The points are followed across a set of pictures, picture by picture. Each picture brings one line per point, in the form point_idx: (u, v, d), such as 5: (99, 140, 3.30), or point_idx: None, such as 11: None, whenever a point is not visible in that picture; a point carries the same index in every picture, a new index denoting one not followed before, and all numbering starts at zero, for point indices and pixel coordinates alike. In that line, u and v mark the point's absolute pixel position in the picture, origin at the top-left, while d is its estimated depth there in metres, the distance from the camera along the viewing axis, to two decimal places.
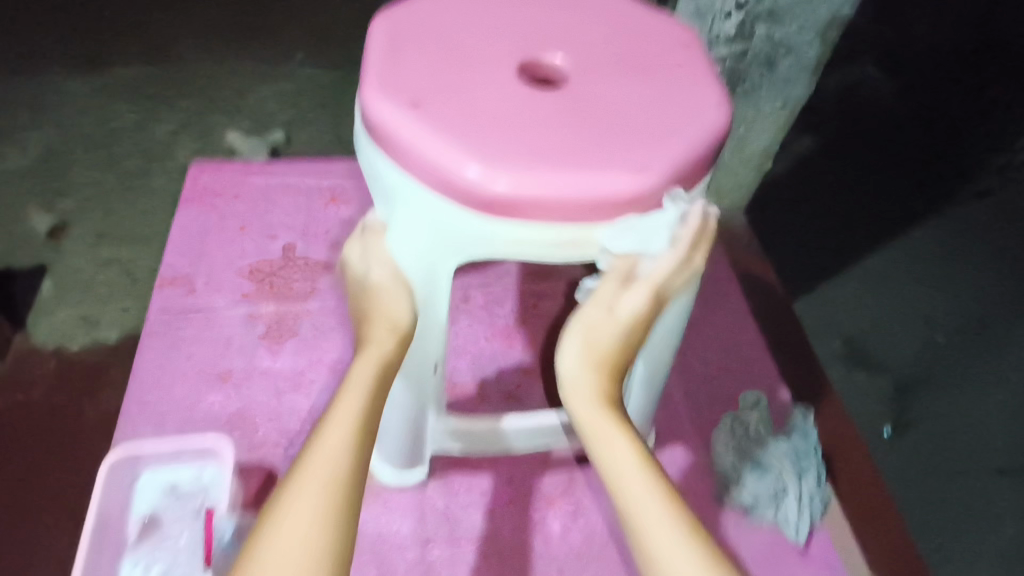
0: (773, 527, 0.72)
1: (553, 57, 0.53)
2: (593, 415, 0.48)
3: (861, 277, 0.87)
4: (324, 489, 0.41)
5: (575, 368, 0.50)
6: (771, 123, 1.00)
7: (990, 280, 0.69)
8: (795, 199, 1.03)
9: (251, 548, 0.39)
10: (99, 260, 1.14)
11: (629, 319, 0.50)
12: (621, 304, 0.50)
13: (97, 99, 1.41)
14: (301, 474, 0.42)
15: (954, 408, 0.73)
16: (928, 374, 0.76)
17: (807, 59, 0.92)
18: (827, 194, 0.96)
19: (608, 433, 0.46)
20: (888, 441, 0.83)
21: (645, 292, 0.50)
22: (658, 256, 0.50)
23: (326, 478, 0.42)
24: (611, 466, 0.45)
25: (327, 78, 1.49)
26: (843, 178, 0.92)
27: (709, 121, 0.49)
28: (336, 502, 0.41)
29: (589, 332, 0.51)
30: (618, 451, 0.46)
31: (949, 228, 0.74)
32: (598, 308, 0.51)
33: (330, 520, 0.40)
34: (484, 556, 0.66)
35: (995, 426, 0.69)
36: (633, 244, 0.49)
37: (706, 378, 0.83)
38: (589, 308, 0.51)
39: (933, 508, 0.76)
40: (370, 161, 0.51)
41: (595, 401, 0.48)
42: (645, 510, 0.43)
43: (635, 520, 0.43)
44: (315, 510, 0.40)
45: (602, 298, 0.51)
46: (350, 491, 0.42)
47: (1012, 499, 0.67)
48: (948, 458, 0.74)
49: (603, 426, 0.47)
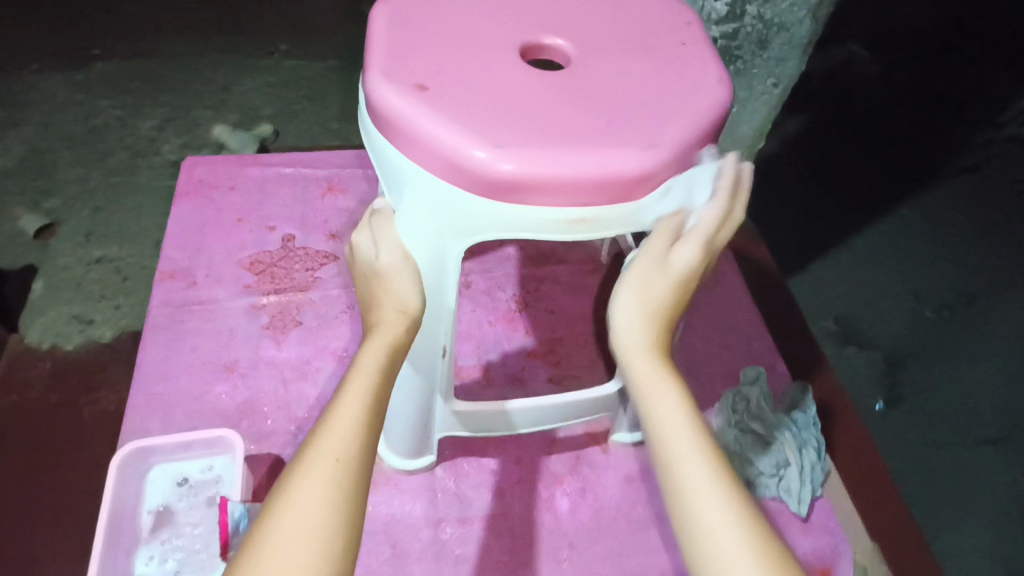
0: (776, 499, 0.73)
1: (554, 40, 0.54)
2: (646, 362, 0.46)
3: (851, 255, 0.95)
4: (333, 475, 0.40)
5: (629, 318, 0.48)
6: (764, 103, 1.04)
7: (1010, 251, 0.75)
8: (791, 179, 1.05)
9: (255, 536, 0.38)
10: (90, 258, 1.13)
11: (683, 273, 0.50)
12: (674, 257, 0.50)
13: (79, 96, 1.39)
14: (309, 459, 0.41)
15: (944, 376, 0.82)
16: (920, 345, 0.85)
17: (800, 38, 0.93)
18: (811, 180, 1.01)
19: (659, 383, 0.45)
20: (881, 413, 0.91)
21: (694, 246, 0.50)
22: (702, 211, 0.51)
23: (334, 463, 0.41)
24: (660, 413, 0.44)
25: (312, 69, 1.48)
26: (825, 159, 0.98)
27: (712, 99, 0.50)
28: (345, 488, 0.40)
29: (640, 290, 0.49)
30: (671, 401, 0.44)
31: (960, 196, 0.80)
32: (650, 266, 0.50)
33: (338, 507, 0.39)
34: (496, 533, 0.68)
35: (991, 390, 0.77)
36: (681, 197, 0.50)
37: (707, 355, 0.85)
38: (638, 264, 0.50)
39: (920, 477, 0.85)
40: (376, 146, 0.51)
41: (649, 350, 0.47)
42: (690, 475, 0.41)
43: (677, 483, 0.41)
44: (323, 497, 0.39)
45: (651, 255, 0.50)
46: (358, 478, 0.41)
47: (999, 465, 0.76)
48: (941, 430, 0.82)
49: (657, 374, 0.46)
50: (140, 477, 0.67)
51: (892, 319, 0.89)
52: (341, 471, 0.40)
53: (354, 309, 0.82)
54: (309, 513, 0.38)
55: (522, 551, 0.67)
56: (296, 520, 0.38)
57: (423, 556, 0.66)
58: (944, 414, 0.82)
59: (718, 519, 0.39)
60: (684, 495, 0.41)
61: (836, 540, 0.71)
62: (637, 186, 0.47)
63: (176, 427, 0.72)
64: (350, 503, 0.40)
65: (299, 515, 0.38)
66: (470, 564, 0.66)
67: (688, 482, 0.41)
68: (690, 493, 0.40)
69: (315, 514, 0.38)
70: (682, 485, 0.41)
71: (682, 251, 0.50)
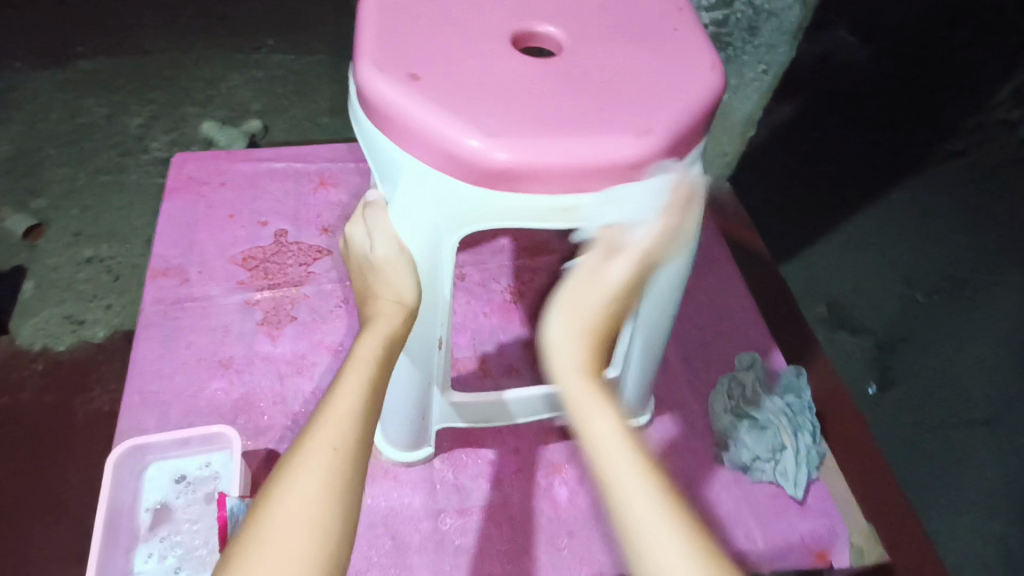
0: (773, 483, 0.74)
1: (546, 28, 0.53)
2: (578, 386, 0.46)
3: (846, 239, 0.97)
4: (330, 463, 0.40)
5: (560, 339, 0.49)
6: (754, 91, 1.04)
7: (979, 240, 0.87)
8: (782, 169, 1.06)
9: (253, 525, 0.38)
10: (80, 258, 1.12)
11: (615, 287, 0.50)
12: (603, 274, 0.50)
13: (65, 94, 1.37)
14: (305, 448, 0.41)
15: (938, 359, 0.86)
16: (909, 328, 0.89)
17: (790, 22, 0.95)
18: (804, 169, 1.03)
19: (590, 406, 0.45)
20: (875, 396, 0.91)
21: (629, 261, 0.50)
22: (646, 223, 0.50)
23: (332, 452, 0.40)
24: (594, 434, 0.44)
25: (300, 63, 1.47)
26: (820, 147, 1.01)
27: (704, 84, 0.50)
28: (343, 477, 0.40)
29: (570, 311, 0.49)
30: (603, 423, 0.44)
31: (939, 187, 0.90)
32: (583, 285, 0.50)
33: (336, 495, 0.39)
34: (496, 523, 0.68)
35: (982, 375, 0.82)
36: (617, 210, 0.49)
37: (702, 342, 0.85)
38: (570, 284, 0.50)
39: (914, 459, 0.86)
40: (368, 136, 0.51)
41: (579, 371, 0.47)
42: (625, 487, 0.41)
43: (616, 496, 0.41)
44: (322, 485, 0.39)
45: (585, 274, 0.50)
46: (355, 467, 0.41)
47: (992, 446, 0.80)
48: (929, 415, 0.85)
49: (588, 396, 0.46)
50: (137, 475, 0.67)
51: (883, 304, 0.92)
52: (338, 459, 0.40)
53: (348, 303, 0.81)
54: (307, 502, 0.38)
55: (522, 540, 0.67)
56: (294, 508, 0.38)
57: (424, 548, 0.66)
58: (942, 398, 0.84)
59: (659, 539, 0.39)
60: (624, 514, 0.40)
61: (833, 522, 0.72)
62: (630, 172, 0.47)
63: (173, 424, 0.71)
64: (348, 491, 0.40)
65: (298, 504, 0.38)
66: (470, 554, 0.66)
67: (628, 503, 0.40)
68: (627, 513, 0.40)
69: (314, 501, 0.38)
70: (621, 509, 0.41)
71: (610, 270, 0.50)
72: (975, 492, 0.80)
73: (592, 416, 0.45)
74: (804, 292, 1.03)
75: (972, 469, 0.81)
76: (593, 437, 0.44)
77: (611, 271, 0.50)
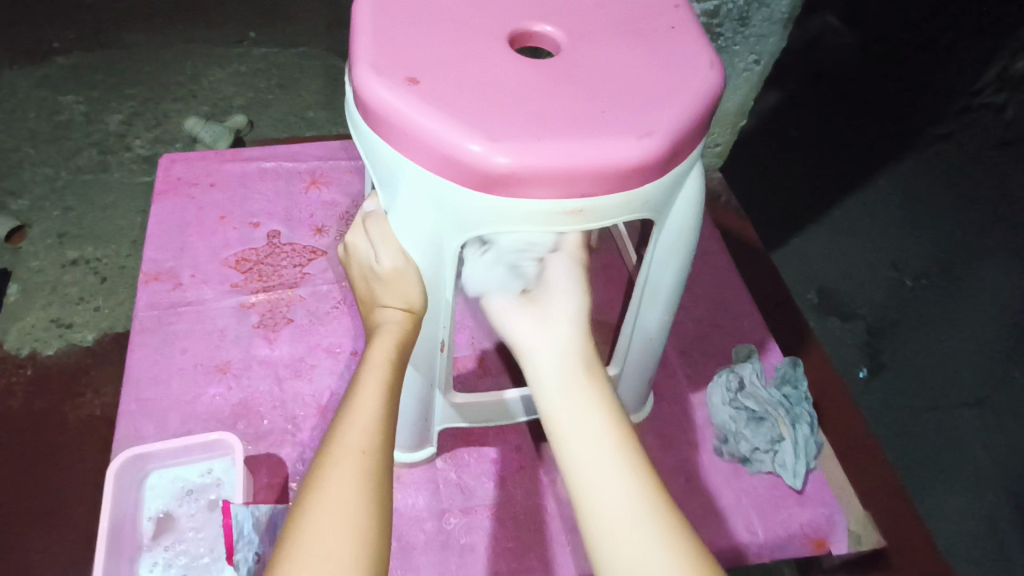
0: (771, 473, 0.74)
1: (543, 27, 0.53)
2: (553, 366, 0.50)
3: (833, 225, 1.11)
4: (360, 465, 0.41)
5: (552, 341, 0.52)
6: (746, 81, 0.95)
7: (955, 221, 1.09)
8: (779, 146, 1.16)
9: (292, 530, 0.39)
10: (65, 261, 1.10)
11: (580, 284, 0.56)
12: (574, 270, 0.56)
13: (41, 92, 1.34)
14: (334, 451, 0.41)
15: (929, 342, 0.99)
16: (902, 306, 1.02)
17: (780, 12, 0.85)
18: (795, 149, 1.16)
19: (548, 383, 0.49)
20: (864, 379, 0.99)
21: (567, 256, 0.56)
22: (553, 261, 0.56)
23: (361, 455, 0.41)
24: (554, 416, 0.47)
25: (283, 56, 1.45)
26: (804, 136, 1.17)
27: (703, 82, 0.50)
28: (371, 480, 0.40)
29: (523, 328, 0.54)
30: (574, 406, 0.47)
31: (907, 179, 1.14)
32: (525, 321, 0.54)
33: (370, 496, 0.40)
34: (500, 521, 0.68)
35: (980, 340, 0.97)
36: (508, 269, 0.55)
37: (699, 335, 0.86)
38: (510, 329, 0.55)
39: (908, 436, 0.94)
40: (366, 141, 0.50)
41: (571, 354, 0.51)
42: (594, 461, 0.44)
43: (579, 476, 0.44)
44: (354, 487, 0.40)
45: (523, 318, 0.54)
46: (383, 470, 0.41)
47: (977, 420, 0.93)
48: (923, 398, 0.96)
49: (565, 373, 0.50)
50: (139, 485, 0.67)
51: (872, 289, 1.05)
52: (367, 462, 0.41)
53: (345, 304, 0.81)
54: (342, 503, 0.39)
55: (527, 537, 0.67)
56: (330, 512, 0.39)
57: (429, 548, 0.66)
58: (932, 377, 0.96)
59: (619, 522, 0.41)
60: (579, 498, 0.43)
61: (831, 511, 0.73)
62: (634, 173, 0.46)
63: (171, 432, 0.71)
64: (379, 493, 0.40)
65: (333, 507, 0.39)
66: (474, 553, 0.66)
67: (591, 470, 0.44)
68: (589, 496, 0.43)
69: (349, 506, 0.39)
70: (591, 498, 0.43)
71: (558, 282, 0.55)
72: (964, 473, 0.90)
73: (552, 392, 0.49)
74: (795, 277, 1.08)
75: (958, 453, 0.92)
76: (558, 431, 0.46)
77: (558, 300, 0.55)
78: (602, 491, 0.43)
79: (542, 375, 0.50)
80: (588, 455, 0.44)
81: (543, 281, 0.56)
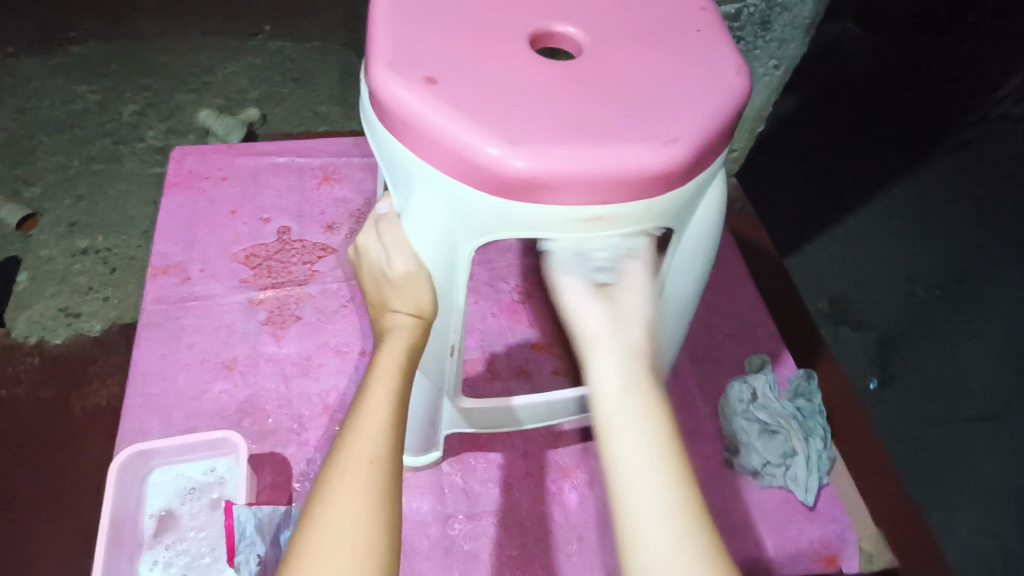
0: (782, 487, 0.73)
1: (565, 28, 0.52)
2: (618, 365, 0.45)
3: (842, 235, 0.97)
4: (368, 477, 0.40)
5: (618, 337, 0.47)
6: (766, 84, 1.01)
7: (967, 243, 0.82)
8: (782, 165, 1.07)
9: (297, 545, 0.38)
10: (75, 250, 1.10)
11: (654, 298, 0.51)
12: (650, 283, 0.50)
13: (57, 80, 1.34)
14: (341, 463, 0.40)
15: (937, 365, 0.85)
16: (910, 324, 0.88)
17: (801, 17, 0.90)
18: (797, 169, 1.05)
19: (611, 386, 0.44)
20: (874, 391, 0.94)
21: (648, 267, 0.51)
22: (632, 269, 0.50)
23: (370, 466, 0.40)
24: (612, 423, 0.43)
25: (297, 50, 1.44)
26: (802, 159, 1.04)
27: (730, 89, 0.48)
28: (379, 492, 0.39)
29: (595, 321, 0.47)
30: (637, 422, 0.42)
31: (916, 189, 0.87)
32: (601, 315, 0.48)
33: (377, 509, 0.39)
34: (505, 528, 0.67)
35: (982, 380, 0.80)
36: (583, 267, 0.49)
37: (711, 343, 0.84)
38: (581, 320, 0.48)
39: (918, 449, 0.88)
40: (380, 141, 0.49)
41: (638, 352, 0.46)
42: (638, 476, 0.40)
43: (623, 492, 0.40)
44: (363, 500, 0.39)
45: (597, 312, 0.48)
46: (392, 482, 0.41)
47: (991, 445, 0.80)
48: (931, 411, 0.86)
49: (630, 376, 0.44)
50: (141, 481, 0.66)
51: (884, 300, 0.92)
52: (375, 473, 0.40)
53: (353, 303, 0.80)
54: (349, 517, 0.38)
55: (532, 546, 0.66)
56: (338, 527, 0.38)
57: (432, 554, 0.65)
58: (941, 395, 0.84)
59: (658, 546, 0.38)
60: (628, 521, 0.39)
61: (842, 527, 0.71)
62: (656, 181, 0.45)
63: (177, 427, 0.70)
64: (387, 506, 0.39)
65: (341, 520, 0.38)
66: (478, 560, 0.65)
67: (638, 486, 0.40)
68: (632, 510, 0.39)
69: (356, 520, 0.38)
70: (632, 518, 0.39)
71: (637, 277, 0.50)
72: (973, 490, 0.81)
73: (614, 396, 0.44)
74: (806, 284, 1.04)
75: (968, 471, 0.82)
76: (610, 437, 0.42)
77: (636, 299, 0.49)
78: (649, 519, 0.39)
79: (604, 370, 0.45)
80: (638, 475, 0.40)
81: (622, 282, 0.50)
